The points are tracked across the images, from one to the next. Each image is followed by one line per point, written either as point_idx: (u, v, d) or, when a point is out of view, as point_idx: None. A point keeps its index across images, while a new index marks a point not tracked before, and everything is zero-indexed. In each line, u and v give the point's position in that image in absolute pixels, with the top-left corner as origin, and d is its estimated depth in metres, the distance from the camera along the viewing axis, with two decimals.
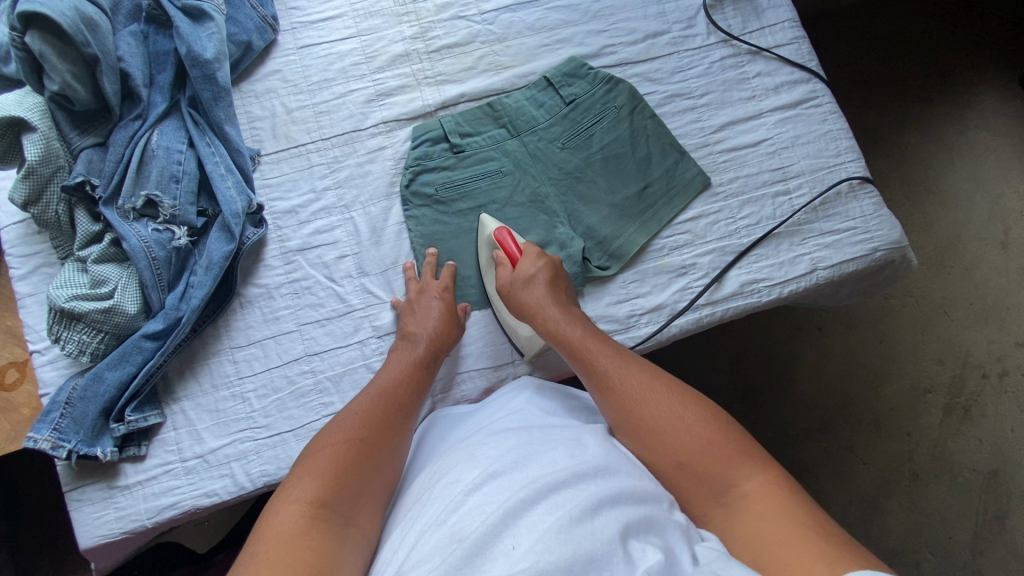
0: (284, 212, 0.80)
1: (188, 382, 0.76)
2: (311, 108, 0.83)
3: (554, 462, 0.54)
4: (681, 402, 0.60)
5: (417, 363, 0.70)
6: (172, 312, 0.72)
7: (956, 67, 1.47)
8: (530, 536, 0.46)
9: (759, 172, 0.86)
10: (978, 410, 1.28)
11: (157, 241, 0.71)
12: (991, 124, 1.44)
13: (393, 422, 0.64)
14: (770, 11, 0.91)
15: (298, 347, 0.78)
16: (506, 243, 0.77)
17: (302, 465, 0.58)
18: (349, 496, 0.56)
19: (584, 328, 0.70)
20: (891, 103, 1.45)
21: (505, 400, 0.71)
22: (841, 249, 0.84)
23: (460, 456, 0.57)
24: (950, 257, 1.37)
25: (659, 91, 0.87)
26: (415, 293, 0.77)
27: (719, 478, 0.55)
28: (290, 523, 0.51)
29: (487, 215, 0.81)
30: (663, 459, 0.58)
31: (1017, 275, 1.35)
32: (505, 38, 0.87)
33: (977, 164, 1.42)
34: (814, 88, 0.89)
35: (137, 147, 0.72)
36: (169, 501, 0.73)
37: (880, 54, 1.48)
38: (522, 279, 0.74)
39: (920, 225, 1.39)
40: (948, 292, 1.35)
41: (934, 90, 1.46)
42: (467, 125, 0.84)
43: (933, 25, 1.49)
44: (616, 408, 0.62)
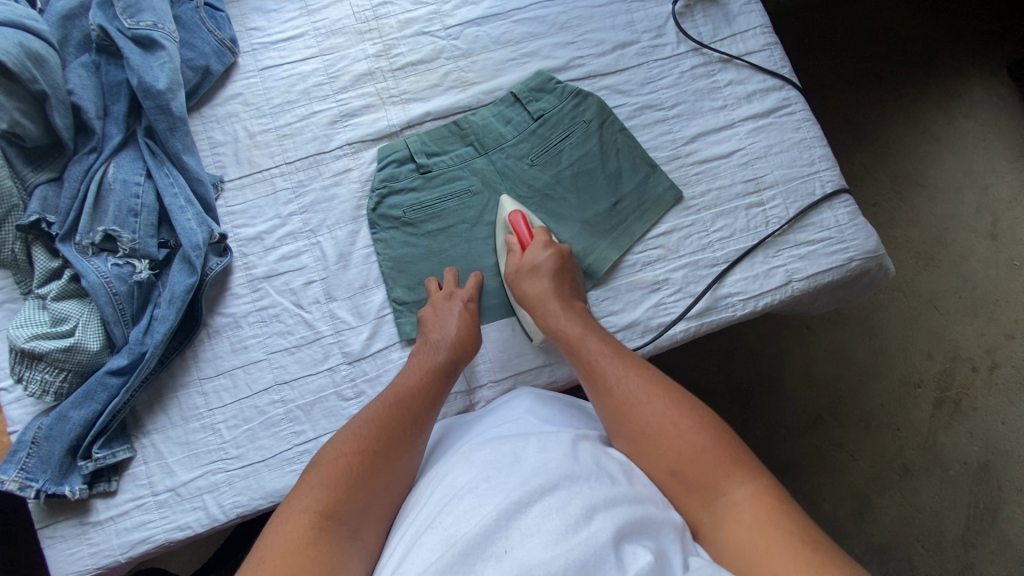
0: (249, 239, 0.79)
1: (158, 415, 0.75)
2: (274, 132, 0.82)
3: (551, 465, 0.53)
4: (676, 407, 0.60)
5: (437, 372, 0.70)
6: (136, 346, 0.71)
7: (943, 57, 1.44)
8: (524, 542, 0.46)
9: (732, 183, 0.85)
10: (969, 403, 1.28)
11: (117, 276, 0.70)
12: (978, 114, 1.42)
13: (404, 429, 0.63)
14: (741, 17, 0.89)
15: (267, 375, 0.77)
16: (519, 226, 0.78)
17: (314, 472, 0.58)
18: (357, 510, 0.55)
19: (585, 328, 0.71)
20: (876, 97, 1.44)
21: (507, 410, 0.69)
22: (816, 260, 0.83)
23: (456, 461, 0.57)
24: (939, 251, 1.36)
25: (629, 103, 0.86)
26: (440, 297, 0.77)
27: (708, 484, 0.55)
28: (297, 534, 0.51)
29: (509, 197, 0.81)
30: (654, 463, 0.58)
31: (1007, 267, 1.34)
32: (470, 53, 0.86)
33: (964, 156, 1.40)
34: (788, 95, 0.87)
35: (93, 181, 0.71)
36: (142, 535, 0.72)
37: (865, 46, 1.46)
38: (530, 268, 0.75)
39: (908, 219, 1.38)
40: (936, 286, 1.34)
41: (920, 82, 1.44)
42: (434, 144, 0.83)
43: (919, 14, 1.46)
44: (612, 412, 0.62)
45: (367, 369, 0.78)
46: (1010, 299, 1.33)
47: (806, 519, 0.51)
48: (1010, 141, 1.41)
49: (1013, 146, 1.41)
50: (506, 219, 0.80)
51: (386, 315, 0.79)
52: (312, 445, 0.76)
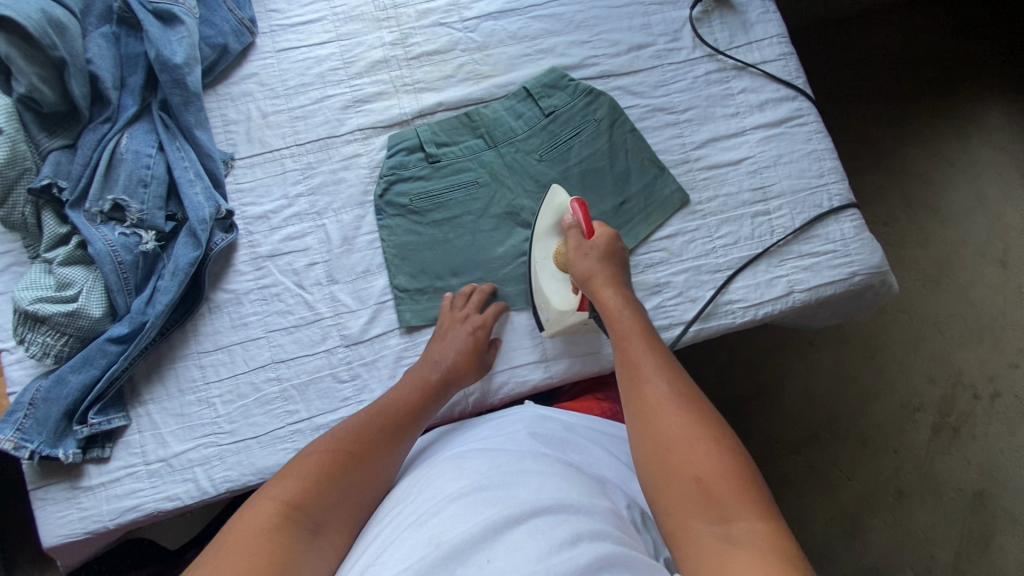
0: (255, 217, 0.80)
1: (154, 385, 0.76)
2: (287, 113, 0.82)
3: (539, 489, 0.53)
4: (708, 424, 0.58)
5: (427, 391, 0.70)
6: (138, 316, 0.71)
7: (962, 79, 1.44)
8: (506, 559, 0.45)
9: (739, 191, 0.85)
10: (968, 430, 1.27)
11: (124, 245, 0.71)
12: (994, 140, 1.41)
13: (387, 443, 0.63)
14: (759, 25, 0.88)
15: (265, 353, 0.78)
16: (579, 214, 0.76)
17: (294, 464, 0.59)
18: (327, 509, 0.56)
19: (642, 327, 0.69)
20: (892, 116, 1.43)
21: (500, 421, 0.69)
22: (819, 273, 0.82)
23: (445, 468, 0.58)
24: (947, 274, 1.35)
25: (640, 104, 0.86)
26: (454, 319, 0.76)
27: (718, 500, 0.52)
28: (263, 519, 0.52)
29: (559, 185, 0.80)
30: (676, 467, 0.55)
31: (1015, 295, 1.33)
32: (485, 46, 0.86)
33: (978, 180, 1.39)
34: (800, 106, 0.87)
35: (106, 151, 0.72)
36: (131, 503, 0.73)
37: (883, 64, 1.45)
38: (590, 257, 0.74)
39: (917, 241, 1.37)
40: (942, 309, 1.33)
41: (937, 104, 1.43)
42: (444, 134, 0.83)
43: (940, 34, 1.46)
44: (642, 407, 0.61)
45: (364, 353, 0.78)
46: (1016, 327, 1.32)
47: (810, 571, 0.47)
48: None
49: None
50: (563, 205, 0.78)
51: (387, 301, 0.80)
52: (305, 425, 0.76)
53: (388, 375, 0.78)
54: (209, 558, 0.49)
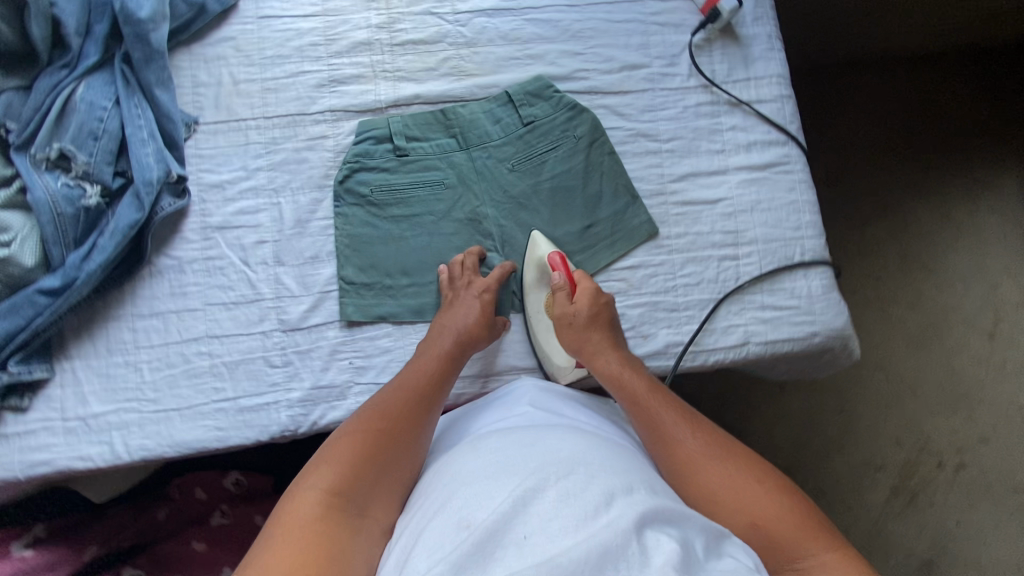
0: (210, 185, 0.78)
1: (84, 342, 0.75)
2: (259, 83, 0.80)
3: (562, 452, 0.51)
4: (749, 469, 0.57)
5: (444, 356, 0.69)
6: (71, 271, 0.70)
7: (983, 138, 1.36)
8: (545, 526, 0.43)
9: (710, 231, 0.82)
10: (926, 498, 1.23)
11: (65, 197, 0.70)
12: (1007, 206, 1.34)
13: (414, 411, 0.62)
14: (760, 62, 0.85)
15: (200, 326, 0.76)
16: (558, 271, 0.75)
17: (323, 452, 0.57)
18: (365, 486, 0.54)
19: (651, 383, 0.67)
20: (904, 166, 1.36)
21: (512, 399, 0.68)
22: (778, 328, 0.80)
23: (464, 452, 0.56)
24: (932, 337, 1.30)
25: (624, 127, 0.83)
26: (459, 287, 0.75)
27: (789, 548, 0.51)
28: (305, 511, 0.51)
29: (539, 233, 0.79)
30: (734, 519, 0.53)
31: (998, 369, 1.29)
32: (474, 43, 0.83)
33: (982, 246, 1.34)
34: (788, 153, 0.83)
35: (59, 98, 0.71)
36: (42, 457, 0.72)
37: (904, 112, 1.38)
38: (579, 319, 0.72)
39: (908, 300, 1.32)
40: (920, 372, 1.29)
41: (954, 159, 1.36)
42: (416, 129, 0.80)
43: (970, 92, 1.37)
44: (679, 464, 0.58)
45: (300, 341, 0.77)
46: (993, 402, 1.27)
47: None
48: None
49: None
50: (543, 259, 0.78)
51: (331, 292, 0.78)
52: (229, 404, 0.75)
53: (320, 367, 0.76)
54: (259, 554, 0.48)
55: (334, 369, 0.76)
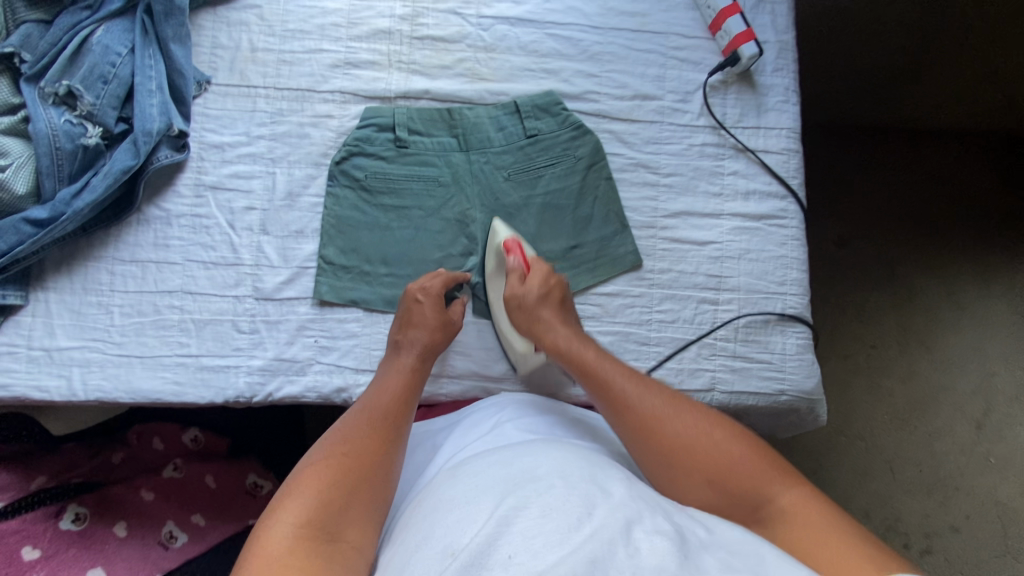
0: (211, 145, 0.79)
1: (61, 276, 0.76)
2: (276, 54, 0.81)
3: (537, 470, 0.51)
4: (706, 419, 0.58)
5: (410, 371, 0.68)
6: (60, 206, 0.71)
7: (1005, 225, 1.32)
8: (529, 546, 0.43)
9: (694, 272, 0.81)
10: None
11: (66, 133, 0.71)
12: (1017, 296, 1.31)
13: (387, 427, 0.62)
14: (773, 113, 0.84)
15: (176, 280, 0.77)
16: (513, 254, 0.75)
17: (296, 480, 0.55)
18: (341, 512, 0.53)
19: (598, 350, 0.67)
20: (919, 240, 1.33)
21: (483, 417, 0.68)
22: (746, 379, 0.79)
23: (442, 479, 0.55)
24: (917, 417, 1.28)
25: (625, 155, 0.83)
26: (410, 300, 0.74)
27: (753, 491, 0.54)
28: (280, 545, 0.49)
29: (500, 222, 0.79)
30: (693, 480, 0.55)
31: (980, 460, 1.26)
32: (492, 49, 0.84)
33: (983, 334, 1.31)
34: (786, 207, 0.83)
35: (77, 37, 0.73)
36: (1, 381, 0.73)
37: (930, 186, 1.34)
38: (532, 296, 0.72)
39: (898, 375, 1.30)
40: (900, 450, 1.26)
41: (972, 242, 1.32)
42: (420, 123, 0.81)
43: (997, 178, 1.33)
44: (639, 430, 0.59)
45: (270, 311, 0.77)
46: (970, 493, 1.24)
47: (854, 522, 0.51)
48: None
49: None
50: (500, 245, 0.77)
51: (309, 268, 0.78)
52: (190, 361, 0.76)
53: (285, 340, 0.77)
54: None
55: (297, 344, 0.77)
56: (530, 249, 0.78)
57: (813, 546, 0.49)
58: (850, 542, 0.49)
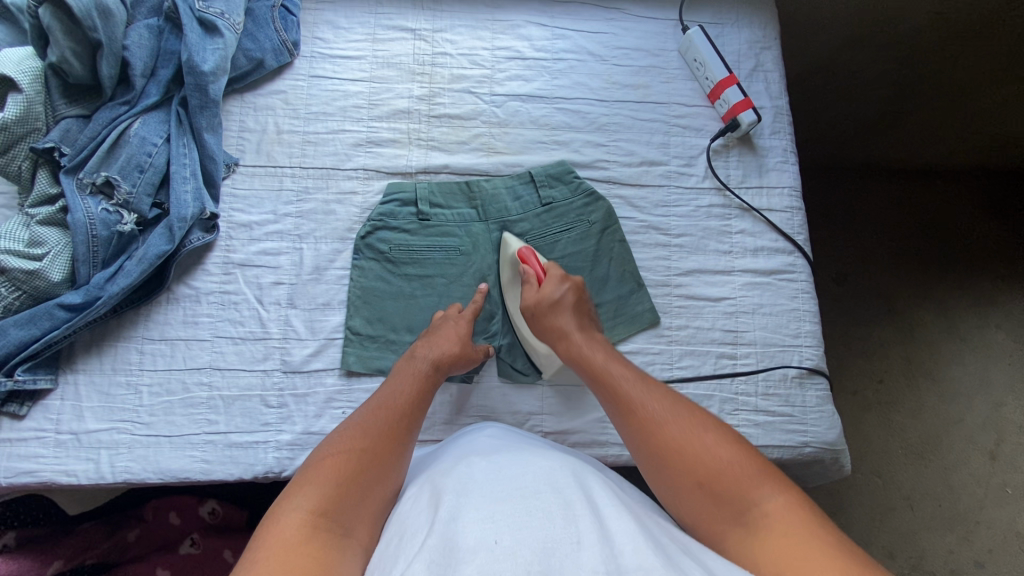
0: (239, 224, 0.82)
1: (91, 358, 0.77)
2: (301, 135, 0.85)
3: (525, 478, 0.55)
4: (701, 425, 0.60)
5: (426, 376, 0.71)
6: (94, 290, 0.73)
7: (993, 257, 1.37)
8: (517, 539, 0.46)
9: (710, 328, 0.83)
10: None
11: (102, 221, 0.74)
12: (1015, 325, 1.34)
13: (399, 431, 0.64)
14: (774, 173, 0.89)
15: (204, 357, 0.78)
16: (528, 264, 0.79)
17: (306, 473, 0.58)
18: (349, 505, 0.55)
19: (606, 354, 0.71)
20: (915, 274, 1.37)
21: (470, 433, 0.71)
22: (770, 432, 0.80)
23: (430, 482, 0.59)
24: (932, 451, 1.28)
25: (637, 218, 0.87)
26: (439, 319, 0.77)
27: (736, 495, 0.54)
28: (293, 531, 0.51)
29: (510, 234, 0.82)
30: (683, 477, 0.57)
31: (999, 492, 1.25)
32: (506, 124, 0.89)
33: (985, 363, 1.33)
34: (794, 262, 0.86)
35: (115, 130, 0.76)
36: (29, 467, 0.73)
37: (916, 223, 1.40)
38: (548, 304, 0.74)
39: (910, 410, 1.31)
40: (918, 485, 1.26)
41: (965, 274, 1.37)
42: (440, 196, 0.85)
43: (982, 211, 1.39)
44: (638, 432, 0.61)
45: (298, 384, 0.78)
46: (993, 526, 1.23)
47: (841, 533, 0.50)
48: None
49: None
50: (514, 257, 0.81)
51: (335, 340, 0.80)
52: (218, 438, 0.76)
53: (313, 413, 0.77)
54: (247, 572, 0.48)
55: (326, 417, 0.77)
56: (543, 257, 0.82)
57: (787, 554, 0.49)
58: (828, 553, 0.47)
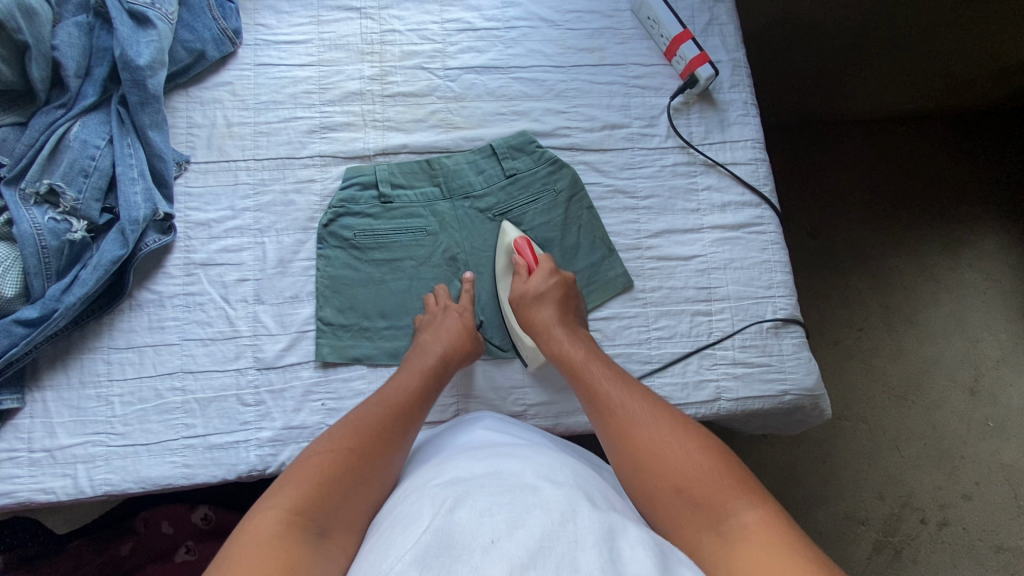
0: (197, 223, 0.80)
1: (56, 373, 0.75)
2: (252, 127, 0.83)
3: (523, 475, 0.55)
4: (680, 428, 0.60)
5: (421, 378, 0.70)
6: (50, 303, 0.71)
7: (960, 198, 1.38)
8: (513, 540, 0.46)
9: (684, 287, 0.83)
10: (910, 554, 1.21)
11: (51, 231, 0.72)
12: (986, 262, 1.36)
13: (390, 431, 0.63)
14: (736, 126, 0.89)
15: (175, 361, 0.77)
16: (523, 253, 0.79)
17: (291, 474, 0.57)
18: (333, 507, 0.54)
19: (589, 350, 0.71)
20: (888, 223, 1.39)
21: (468, 423, 0.71)
22: (749, 384, 0.80)
23: (428, 472, 0.59)
24: (914, 392, 1.31)
25: (603, 183, 0.86)
26: (438, 309, 0.77)
27: (712, 504, 0.53)
28: (271, 530, 0.50)
29: (510, 223, 0.82)
30: (659, 484, 0.56)
31: (980, 426, 1.29)
32: (462, 98, 0.87)
33: (961, 304, 1.35)
34: (762, 214, 0.86)
35: (54, 135, 0.74)
36: (5, 488, 0.71)
37: (885, 170, 1.41)
38: (533, 296, 0.75)
39: (890, 353, 1.33)
40: (903, 426, 1.29)
41: (934, 218, 1.38)
42: (401, 177, 0.83)
43: (946, 153, 1.40)
44: (615, 430, 0.62)
45: (274, 380, 0.77)
46: (977, 459, 1.27)
47: (815, 546, 0.50)
48: (1012, 300, 1.35)
49: (1014, 304, 1.35)
50: (511, 245, 0.80)
51: (307, 332, 0.78)
52: (197, 441, 0.74)
53: (292, 407, 0.76)
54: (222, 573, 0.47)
55: (305, 410, 0.76)
56: (539, 249, 0.81)
57: (761, 564, 0.48)
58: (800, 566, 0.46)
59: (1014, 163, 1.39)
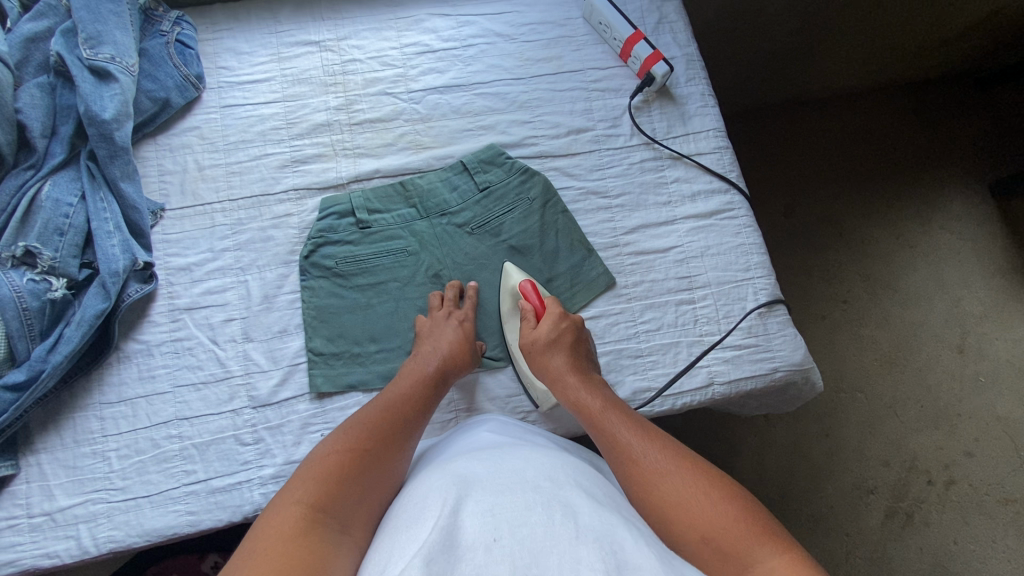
0: (177, 269, 0.80)
1: (49, 434, 0.74)
2: (224, 168, 0.84)
3: (530, 472, 0.55)
4: (707, 480, 0.57)
5: (424, 384, 0.70)
6: (37, 363, 0.70)
7: (922, 165, 1.43)
8: (519, 536, 0.45)
9: (665, 279, 0.85)
10: (922, 517, 1.23)
11: (31, 292, 0.72)
12: (957, 224, 1.40)
13: (396, 437, 0.63)
14: (696, 118, 0.91)
15: (169, 409, 0.76)
16: (529, 297, 0.79)
17: (304, 471, 0.57)
18: (348, 504, 0.54)
19: (605, 398, 0.69)
20: (858, 196, 1.42)
21: (470, 428, 0.71)
22: (740, 366, 0.82)
23: (432, 471, 0.58)
24: (904, 356, 1.33)
25: (574, 186, 0.87)
26: (438, 317, 0.78)
27: (740, 554, 0.51)
28: (287, 524, 0.50)
29: (513, 266, 0.82)
30: (685, 535, 0.54)
31: (972, 382, 1.31)
32: (428, 118, 0.88)
33: (939, 267, 1.38)
34: (731, 200, 0.88)
35: (25, 198, 0.74)
36: (7, 558, 0.70)
37: (848, 146, 1.45)
38: (544, 343, 0.75)
39: (877, 322, 1.36)
40: (899, 392, 1.31)
41: (901, 186, 1.42)
42: (377, 202, 0.84)
43: (903, 124, 1.45)
44: (637, 483, 0.59)
45: (270, 417, 0.77)
46: (973, 415, 1.29)
47: None
48: (987, 258, 1.38)
49: (990, 262, 1.38)
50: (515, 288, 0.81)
51: (299, 364, 0.79)
52: (200, 487, 0.74)
53: (292, 442, 0.76)
54: (240, 561, 0.47)
55: (305, 443, 0.76)
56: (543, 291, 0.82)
57: None
58: None
59: (968, 126, 1.44)
